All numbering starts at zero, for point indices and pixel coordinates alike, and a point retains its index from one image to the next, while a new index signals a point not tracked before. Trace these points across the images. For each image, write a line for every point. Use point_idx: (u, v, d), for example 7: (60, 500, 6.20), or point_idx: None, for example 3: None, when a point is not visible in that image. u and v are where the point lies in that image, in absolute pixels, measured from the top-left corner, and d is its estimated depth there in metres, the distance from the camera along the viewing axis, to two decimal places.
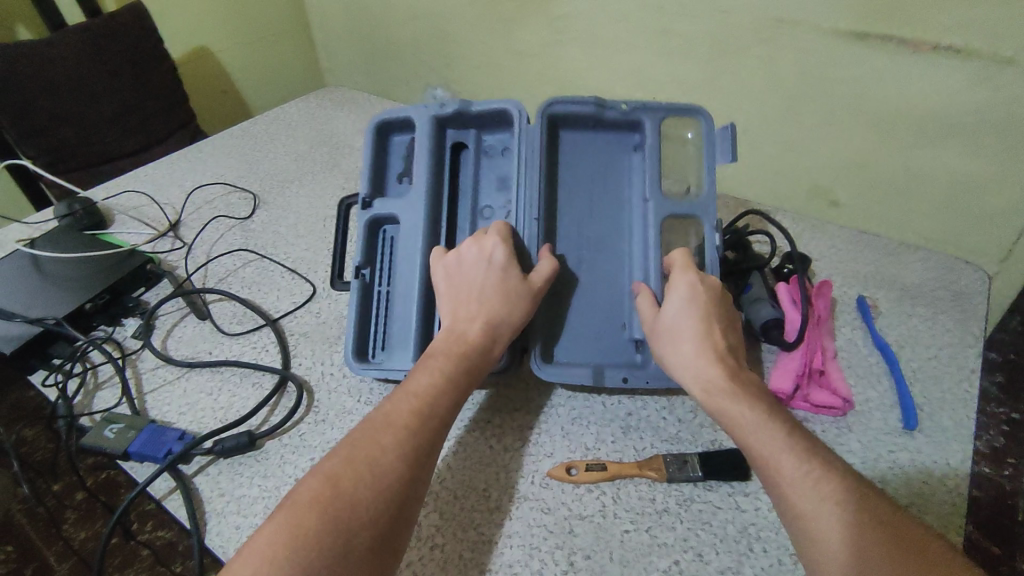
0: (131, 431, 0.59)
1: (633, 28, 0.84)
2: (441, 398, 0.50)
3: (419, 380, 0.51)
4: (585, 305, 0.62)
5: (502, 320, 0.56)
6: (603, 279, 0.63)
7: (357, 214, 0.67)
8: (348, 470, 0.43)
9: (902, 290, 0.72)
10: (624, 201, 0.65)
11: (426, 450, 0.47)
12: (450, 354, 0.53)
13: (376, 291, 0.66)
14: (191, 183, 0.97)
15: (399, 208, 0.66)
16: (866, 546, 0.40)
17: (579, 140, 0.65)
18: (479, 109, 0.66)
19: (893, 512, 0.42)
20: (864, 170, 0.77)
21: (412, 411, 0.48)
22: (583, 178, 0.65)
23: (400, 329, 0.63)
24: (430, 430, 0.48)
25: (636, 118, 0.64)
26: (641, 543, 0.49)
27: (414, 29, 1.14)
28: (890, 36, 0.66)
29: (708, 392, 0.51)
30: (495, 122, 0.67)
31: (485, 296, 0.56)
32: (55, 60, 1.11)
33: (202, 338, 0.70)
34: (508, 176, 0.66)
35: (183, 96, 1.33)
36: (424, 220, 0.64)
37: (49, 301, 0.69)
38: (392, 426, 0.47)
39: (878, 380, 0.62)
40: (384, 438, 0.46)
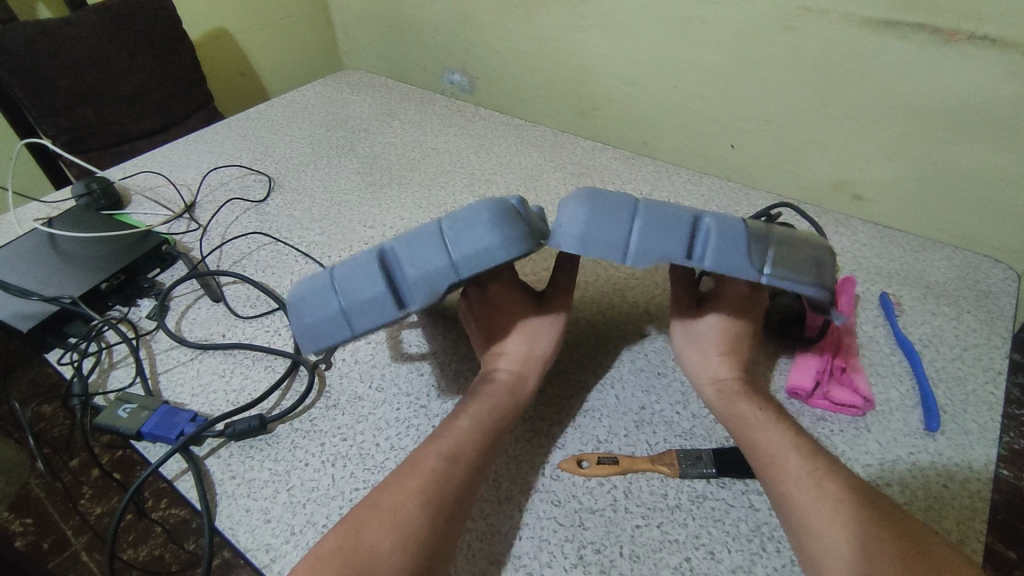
0: (144, 411, 0.59)
1: (654, 14, 0.82)
2: (470, 439, 0.49)
3: (449, 424, 0.51)
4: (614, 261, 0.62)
5: (529, 357, 0.57)
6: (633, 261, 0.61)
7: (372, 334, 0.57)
8: (376, 517, 0.43)
9: (926, 288, 0.71)
10: None
11: (454, 491, 0.46)
12: (478, 396, 0.53)
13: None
14: (207, 165, 0.97)
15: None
16: (872, 542, 0.39)
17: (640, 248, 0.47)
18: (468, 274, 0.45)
19: (905, 519, 0.41)
20: (891, 165, 0.75)
21: (443, 450, 0.48)
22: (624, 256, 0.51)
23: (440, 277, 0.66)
24: (464, 471, 0.47)
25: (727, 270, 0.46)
26: (652, 539, 0.49)
27: (434, 13, 1.13)
28: (922, 24, 0.64)
29: (723, 395, 0.53)
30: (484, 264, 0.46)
31: (508, 339, 0.58)
32: (74, 39, 1.12)
33: (215, 321, 0.70)
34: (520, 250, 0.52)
35: (200, 78, 1.33)
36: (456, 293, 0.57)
37: (65, 280, 0.70)
38: (422, 471, 0.46)
39: (899, 380, 0.61)
40: (410, 484, 0.45)
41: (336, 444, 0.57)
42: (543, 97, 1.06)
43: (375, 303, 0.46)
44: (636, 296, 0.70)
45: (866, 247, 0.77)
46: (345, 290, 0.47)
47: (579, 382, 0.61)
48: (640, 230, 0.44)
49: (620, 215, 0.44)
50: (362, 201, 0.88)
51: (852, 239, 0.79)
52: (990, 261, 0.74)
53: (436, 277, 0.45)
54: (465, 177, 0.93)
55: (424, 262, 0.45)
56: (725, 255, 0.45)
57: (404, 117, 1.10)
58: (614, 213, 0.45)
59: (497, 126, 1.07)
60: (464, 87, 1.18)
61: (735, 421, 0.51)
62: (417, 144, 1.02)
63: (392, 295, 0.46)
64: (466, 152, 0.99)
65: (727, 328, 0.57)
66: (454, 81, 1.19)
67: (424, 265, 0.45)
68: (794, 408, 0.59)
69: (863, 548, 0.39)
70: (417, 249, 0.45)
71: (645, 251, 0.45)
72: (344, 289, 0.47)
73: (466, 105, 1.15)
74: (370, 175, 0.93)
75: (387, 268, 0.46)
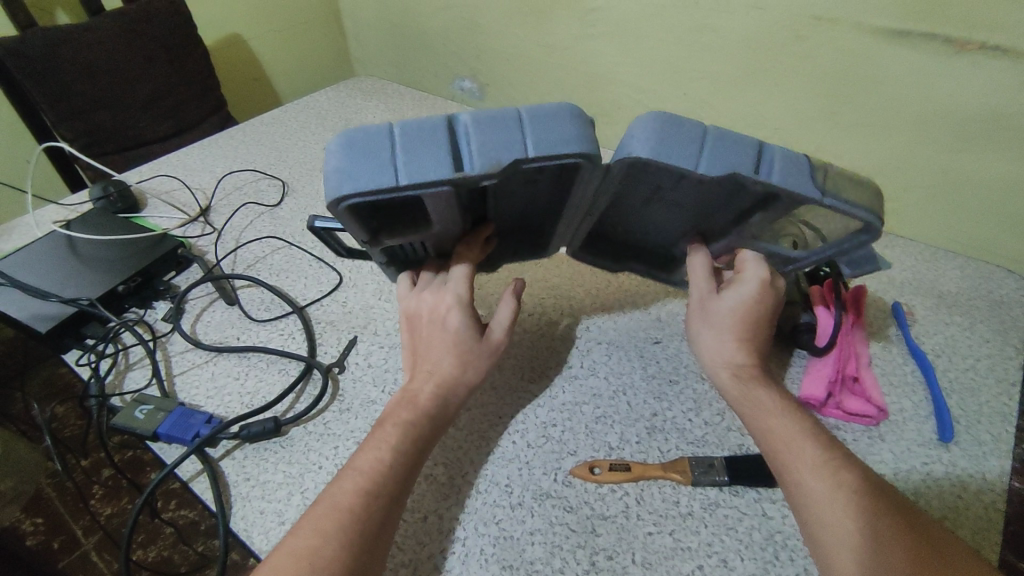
0: (160, 412, 0.59)
1: (666, 23, 0.83)
2: (388, 473, 0.46)
3: (367, 455, 0.47)
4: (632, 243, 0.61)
5: (456, 382, 0.53)
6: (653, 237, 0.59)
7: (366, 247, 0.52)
8: (321, 514, 0.43)
9: (939, 298, 0.71)
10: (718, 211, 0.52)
11: (388, 490, 0.45)
12: (400, 420, 0.49)
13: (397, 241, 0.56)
14: (221, 170, 0.98)
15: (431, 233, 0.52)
16: (885, 539, 0.39)
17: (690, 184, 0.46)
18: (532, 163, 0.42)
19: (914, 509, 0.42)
20: (902, 174, 0.75)
21: (379, 447, 0.48)
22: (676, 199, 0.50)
23: None
24: (396, 472, 0.46)
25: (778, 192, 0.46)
26: (665, 546, 0.49)
27: (445, 20, 1.14)
28: (933, 34, 0.64)
29: (738, 378, 0.52)
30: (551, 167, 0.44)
31: (439, 359, 0.53)
32: (92, 44, 1.13)
33: (230, 323, 0.70)
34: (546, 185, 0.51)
35: (213, 83, 1.35)
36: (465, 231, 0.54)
37: (82, 282, 0.70)
38: (356, 473, 0.46)
39: (912, 390, 0.60)
40: (348, 481, 0.45)
41: (349, 448, 0.57)
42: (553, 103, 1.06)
43: (433, 162, 0.41)
44: (647, 302, 0.70)
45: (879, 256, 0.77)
46: (411, 153, 0.41)
47: (591, 389, 0.61)
48: (710, 146, 0.44)
49: (691, 132, 0.44)
50: None
51: None
52: (1004, 271, 0.74)
53: (506, 148, 0.41)
54: None
55: (499, 136, 0.41)
56: (789, 177, 0.45)
57: None
58: (687, 134, 0.44)
59: None
60: (474, 93, 1.20)
61: (746, 410, 0.51)
62: None
63: (453, 158, 0.42)
64: None
65: (747, 309, 0.53)
66: (464, 88, 1.21)
67: (495, 137, 0.41)
68: None
69: (882, 536, 0.39)
70: (490, 126, 0.41)
71: (715, 161, 0.44)
72: (409, 146, 0.41)
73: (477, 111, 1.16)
74: None
75: (453, 135, 0.42)
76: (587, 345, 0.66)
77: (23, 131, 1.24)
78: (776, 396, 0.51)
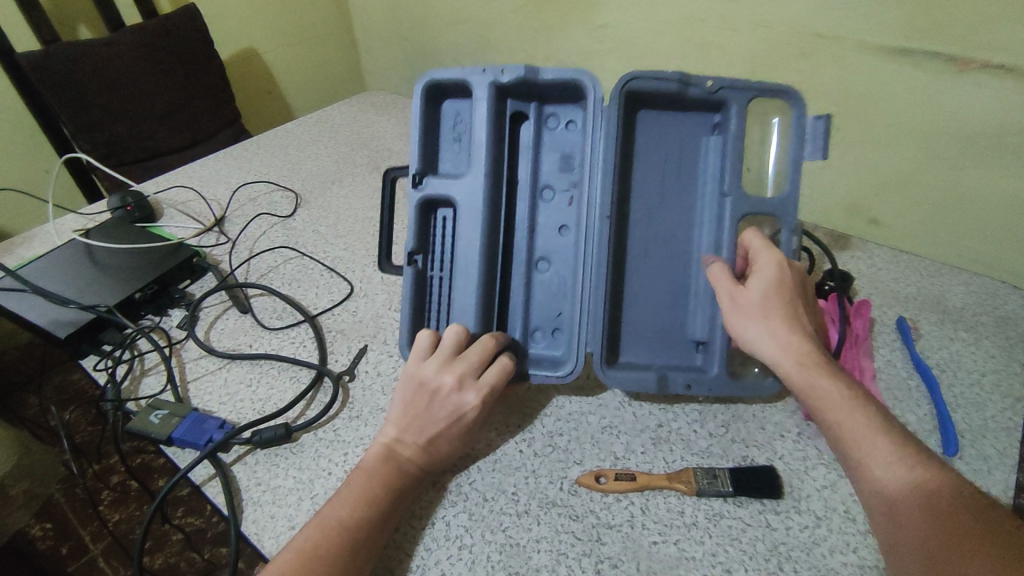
0: (174, 417, 0.60)
1: (672, 39, 0.85)
2: (366, 534, 0.47)
3: (348, 509, 0.48)
4: (645, 280, 0.61)
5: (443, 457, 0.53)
6: (666, 266, 0.61)
7: (408, 193, 0.60)
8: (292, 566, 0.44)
9: (944, 313, 0.71)
10: (702, 181, 0.60)
11: (364, 549, 0.46)
12: (384, 482, 0.50)
13: (431, 276, 0.62)
14: (236, 181, 1.00)
15: (457, 190, 0.60)
16: (956, 537, 0.38)
17: (657, 117, 0.59)
18: (549, 78, 0.58)
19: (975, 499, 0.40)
20: (906, 189, 0.76)
21: (357, 499, 0.48)
22: (656, 152, 0.60)
23: (458, 292, 0.60)
24: (373, 524, 0.48)
25: (721, 98, 0.57)
26: (669, 555, 0.49)
27: (457, 36, 1.18)
28: (936, 53, 0.65)
29: (805, 368, 0.49)
30: (561, 90, 0.60)
31: (437, 437, 0.52)
32: (112, 58, 1.16)
33: (243, 331, 0.72)
34: (573, 155, 0.61)
35: (230, 96, 1.38)
36: (484, 223, 0.59)
37: (101, 289, 0.72)
38: (337, 527, 0.47)
39: (916, 404, 0.61)
40: (328, 537, 0.46)
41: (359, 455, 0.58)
42: None
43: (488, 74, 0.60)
44: None
45: (883, 271, 0.78)
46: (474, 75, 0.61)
47: (598, 400, 0.62)
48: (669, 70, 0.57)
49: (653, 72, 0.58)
50: None
51: (867, 263, 0.79)
52: (1009, 287, 0.74)
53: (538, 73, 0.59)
54: None
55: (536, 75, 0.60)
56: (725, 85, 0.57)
57: None
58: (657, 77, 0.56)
59: None
60: None
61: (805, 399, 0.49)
62: None
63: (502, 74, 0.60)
64: None
65: (780, 297, 0.53)
66: None
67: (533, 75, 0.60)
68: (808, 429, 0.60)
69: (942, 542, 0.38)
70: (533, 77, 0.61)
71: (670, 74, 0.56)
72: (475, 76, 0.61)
73: None
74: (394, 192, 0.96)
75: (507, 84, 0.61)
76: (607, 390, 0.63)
77: (46, 142, 1.27)
78: (843, 382, 0.48)
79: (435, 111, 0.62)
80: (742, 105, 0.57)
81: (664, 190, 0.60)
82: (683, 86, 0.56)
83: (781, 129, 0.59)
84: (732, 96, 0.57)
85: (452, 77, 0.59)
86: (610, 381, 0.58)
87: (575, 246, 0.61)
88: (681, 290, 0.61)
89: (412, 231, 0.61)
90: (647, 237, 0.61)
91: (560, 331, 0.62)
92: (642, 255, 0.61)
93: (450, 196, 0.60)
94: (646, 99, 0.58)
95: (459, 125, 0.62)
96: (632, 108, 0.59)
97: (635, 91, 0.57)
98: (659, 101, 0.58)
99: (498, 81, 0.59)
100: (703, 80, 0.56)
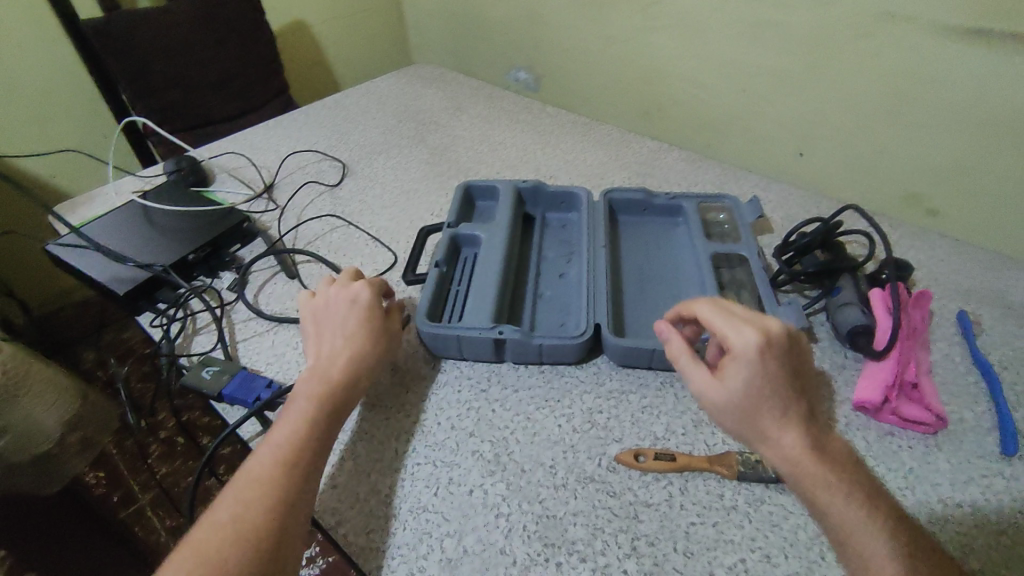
0: (224, 374, 0.62)
1: (729, 16, 0.82)
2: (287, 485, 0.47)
3: (263, 463, 0.48)
4: (646, 310, 0.67)
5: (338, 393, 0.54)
6: (665, 298, 0.69)
7: (442, 230, 0.74)
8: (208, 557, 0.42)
9: (1009, 308, 0.68)
10: (677, 254, 0.74)
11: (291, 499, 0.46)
12: (293, 437, 0.50)
13: (452, 287, 0.69)
14: (285, 149, 1.02)
15: (480, 234, 0.73)
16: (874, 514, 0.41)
17: (634, 221, 0.80)
18: (554, 188, 0.80)
19: (848, 456, 0.44)
20: (974, 179, 0.72)
21: (275, 464, 0.48)
22: (637, 240, 0.77)
23: (476, 289, 0.66)
24: (295, 477, 0.47)
25: (678, 204, 0.79)
26: (707, 537, 0.49)
27: (505, 10, 1.16)
28: (1017, 34, 0.61)
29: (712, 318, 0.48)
30: (562, 201, 0.81)
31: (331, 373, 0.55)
32: (169, 27, 1.19)
33: (290, 295, 0.74)
34: (570, 239, 0.78)
35: (279, 66, 1.40)
36: (505, 244, 0.71)
37: (158, 249, 0.75)
38: (257, 482, 0.46)
39: (975, 401, 0.58)
40: (251, 490, 0.46)
41: (400, 420, 0.59)
42: (608, 94, 1.07)
43: None
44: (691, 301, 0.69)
45: (944, 262, 0.75)
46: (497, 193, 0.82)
47: (639, 379, 0.62)
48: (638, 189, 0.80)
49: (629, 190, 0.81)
50: (430, 190, 0.90)
51: (927, 254, 0.76)
52: None
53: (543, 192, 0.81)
54: (531, 171, 0.93)
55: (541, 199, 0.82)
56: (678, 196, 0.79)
57: (474, 108, 1.14)
58: (631, 193, 0.79)
59: (563, 122, 1.08)
60: (529, 84, 1.22)
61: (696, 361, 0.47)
62: (484, 136, 1.03)
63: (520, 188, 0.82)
64: (533, 147, 1.00)
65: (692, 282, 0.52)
66: (519, 78, 1.23)
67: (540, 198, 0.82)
68: (859, 420, 0.57)
69: (852, 526, 0.40)
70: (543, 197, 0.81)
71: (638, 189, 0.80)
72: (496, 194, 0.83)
73: (531, 101, 1.18)
74: (438, 165, 0.96)
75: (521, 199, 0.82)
76: (644, 375, 0.62)
77: (104, 107, 1.31)
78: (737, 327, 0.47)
79: (468, 210, 0.81)
80: (692, 205, 0.78)
81: (648, 256, 0.74)
82: (650, 196, 0.79)
83: (730, 223, 0.78)
84: (685, 201, 0.78)
85: (485, 182, 0.81)
86: (614, 342, 0.60)
87: (574, 283, 0.70)
88: None
89: (441, 247, 0.71)
90: (638, 282, 0.71)
91: (567, 327, 0.64)
92: (639, 287, 0.70)
93: (476, 234, 0.73)
94: (625, 208, 0.80)
95: (482, 218, 0.81)
96: (613, 213, 0.80)
97: (614, 199, 0.79)
98: (633, 214, 0.80)
99: (519, 186, 0.80)
100: (663, 191, 0.79)
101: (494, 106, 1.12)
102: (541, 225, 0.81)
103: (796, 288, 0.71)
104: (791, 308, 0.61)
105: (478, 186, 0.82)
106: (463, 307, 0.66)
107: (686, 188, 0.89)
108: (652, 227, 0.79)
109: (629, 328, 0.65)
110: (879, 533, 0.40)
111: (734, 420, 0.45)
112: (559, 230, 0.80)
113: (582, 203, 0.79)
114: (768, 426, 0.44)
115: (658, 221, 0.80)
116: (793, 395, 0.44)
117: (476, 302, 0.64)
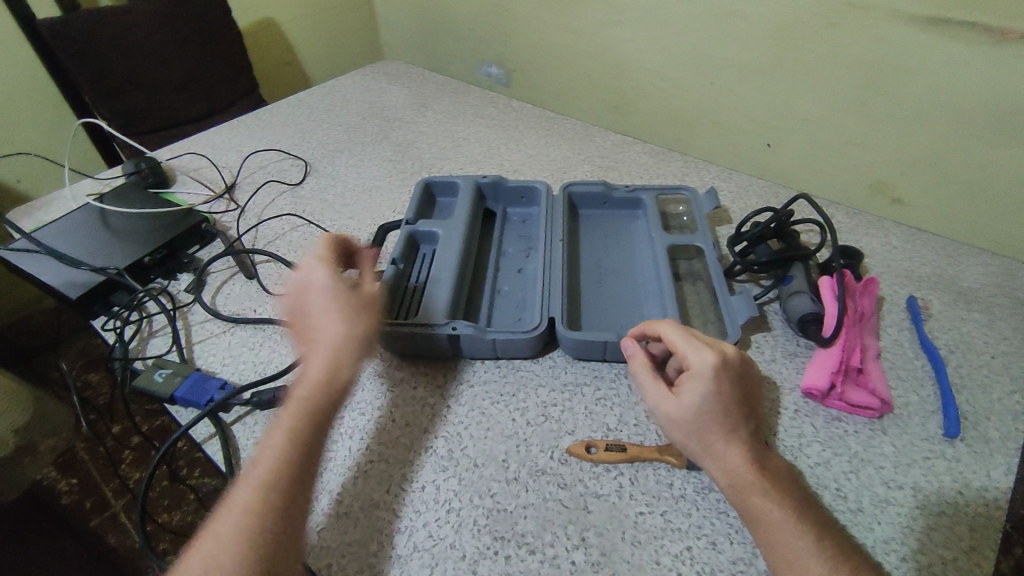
0: (178, 377, 0.62)
1: (693, 8, 0.83)
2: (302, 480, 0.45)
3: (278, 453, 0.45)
4: (602, 303, 0.68)
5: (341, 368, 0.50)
6: (621, 290, 0.69)
7: (400, 227, 0.74)
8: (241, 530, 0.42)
9: (958, 293, 0.69)
10: (635, 246, 0.75)
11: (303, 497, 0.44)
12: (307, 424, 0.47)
13: (409, 284, 0.69)
14: (248, 149, 1.01)
15: (437, 231, 0.73)
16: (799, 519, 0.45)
17: (593, 215, 0.80)
18: (513, 183, 0.80)
19: (784, 475, 0.48)
20: (932, 166, 0.73)
21: (292, 445, 0.46)
22: (596, 233, 0.77)
23: (432, 286, 0.65)
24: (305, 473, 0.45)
25: (637, 196, 0.79)
26: (655, 526, 0.49)
27: (472, 6, 1.16)
28: (973, 23, 0.62)
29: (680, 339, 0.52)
30: (521, 196, 0.81)
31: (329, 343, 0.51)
32: (132, 27, 1.17)
33: (248, 296, 0.73)
34: (529, 233, 0.78)
35: (246, 66, 1.39)
36: (462, 240, 0.71)
37: (113, 252, 0.74)
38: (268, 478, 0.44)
39: (921, 384, 0.59)
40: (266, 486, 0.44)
41: (354, 418, 0.59)
42: (575, 88, 1.07)
43: None
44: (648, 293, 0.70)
45: (898, 250, 0.76)
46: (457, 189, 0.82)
47: (592, 371, 0.62)
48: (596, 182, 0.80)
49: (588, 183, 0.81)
50: (393, 187, 0.90)
51: (882, 242, 0.77)
52: None
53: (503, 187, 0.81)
54: (494, 167, 0.93)
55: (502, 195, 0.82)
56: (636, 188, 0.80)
57: (441, 104, 1.13)
58: (590, 186, 0.79)
59: (530, 117, 1.08)
60: (500, 80, 1.21)
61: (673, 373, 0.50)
62: (450, 133, 1.03)
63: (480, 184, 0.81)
64: (498, 143, 1.00)
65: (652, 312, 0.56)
66: (490, 74, 1.23)
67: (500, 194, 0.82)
68: (809, 407, 0.57)
69: (775, 525, 0.44)
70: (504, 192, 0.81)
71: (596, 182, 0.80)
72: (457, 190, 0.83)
73: (501, 97, 1.18)
74: (402, 162, 0.95)
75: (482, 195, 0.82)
76: (598, 367, 0.63)
77: (67, 108, 1.29)
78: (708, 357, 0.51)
79: (429, 207, 0.81)
80: (650, 196, 0.78)
81: (606, 249, 0.75)
82: (609, 189, 0.79)
83: (688, 214, 0.78)
84: (644, 194, 0.79)
85: (446, 178, 0.81)
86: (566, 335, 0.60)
87: (532, 278, 0.70)
88: (632, 309, 0.66)
89: (397, 244, 0.71)
90: (596, 274, 0.71)
91: (522, 321, 0.65)
92: (596, 281, 0.70)
93: (434, 230, 0.73)
94: (584, 201, 0.80)
95: (443, 214, 0.81)
96: (572, 207, 0.80)
97: (573, 193, 0.79)
98: (593, 208, 0.80)
99: (478, 182, 0.80)
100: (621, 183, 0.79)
101: (461, 102, 1.12)
102: (502, 220, 0.81)
103: (751, 278, 0.71)
104: (743, 297, 0.62)
105: (439, 182, 0.82)
106: (419, 305, 0.66)
107: (647, 181, 0.89)
108: (612, 220, 0.79)
109: (584, 321, 0.65)
110: (802, 530, 0.44)
111: (681, 431, 0.49)
112: (520, 225, 0.80)
113: (541, 197, 0.79)
114: (714, 438, 0.48)
115: (617, 214, 0.80)
116: (740, 418, 0.49)
117: (431, 299, 0.64)
